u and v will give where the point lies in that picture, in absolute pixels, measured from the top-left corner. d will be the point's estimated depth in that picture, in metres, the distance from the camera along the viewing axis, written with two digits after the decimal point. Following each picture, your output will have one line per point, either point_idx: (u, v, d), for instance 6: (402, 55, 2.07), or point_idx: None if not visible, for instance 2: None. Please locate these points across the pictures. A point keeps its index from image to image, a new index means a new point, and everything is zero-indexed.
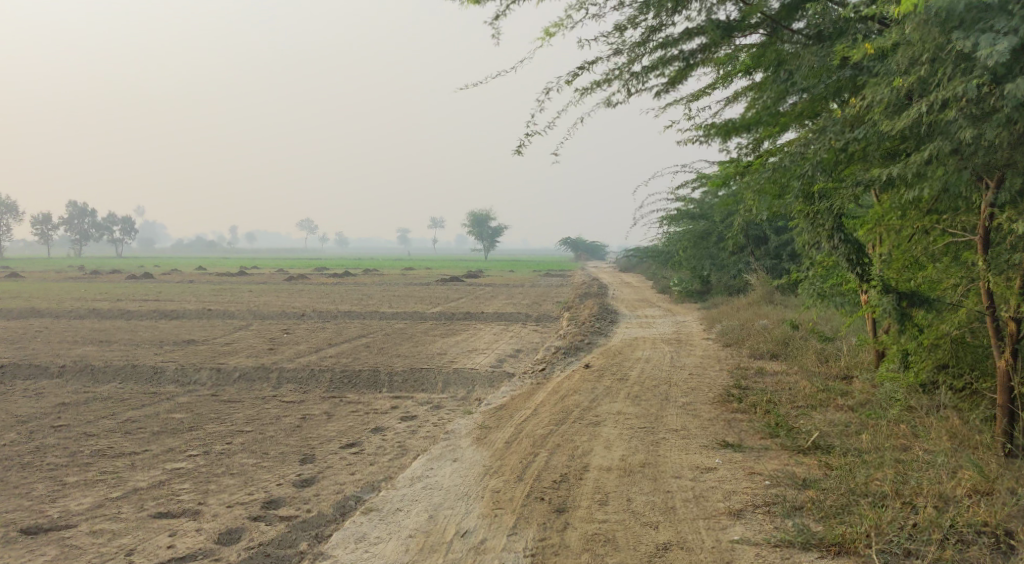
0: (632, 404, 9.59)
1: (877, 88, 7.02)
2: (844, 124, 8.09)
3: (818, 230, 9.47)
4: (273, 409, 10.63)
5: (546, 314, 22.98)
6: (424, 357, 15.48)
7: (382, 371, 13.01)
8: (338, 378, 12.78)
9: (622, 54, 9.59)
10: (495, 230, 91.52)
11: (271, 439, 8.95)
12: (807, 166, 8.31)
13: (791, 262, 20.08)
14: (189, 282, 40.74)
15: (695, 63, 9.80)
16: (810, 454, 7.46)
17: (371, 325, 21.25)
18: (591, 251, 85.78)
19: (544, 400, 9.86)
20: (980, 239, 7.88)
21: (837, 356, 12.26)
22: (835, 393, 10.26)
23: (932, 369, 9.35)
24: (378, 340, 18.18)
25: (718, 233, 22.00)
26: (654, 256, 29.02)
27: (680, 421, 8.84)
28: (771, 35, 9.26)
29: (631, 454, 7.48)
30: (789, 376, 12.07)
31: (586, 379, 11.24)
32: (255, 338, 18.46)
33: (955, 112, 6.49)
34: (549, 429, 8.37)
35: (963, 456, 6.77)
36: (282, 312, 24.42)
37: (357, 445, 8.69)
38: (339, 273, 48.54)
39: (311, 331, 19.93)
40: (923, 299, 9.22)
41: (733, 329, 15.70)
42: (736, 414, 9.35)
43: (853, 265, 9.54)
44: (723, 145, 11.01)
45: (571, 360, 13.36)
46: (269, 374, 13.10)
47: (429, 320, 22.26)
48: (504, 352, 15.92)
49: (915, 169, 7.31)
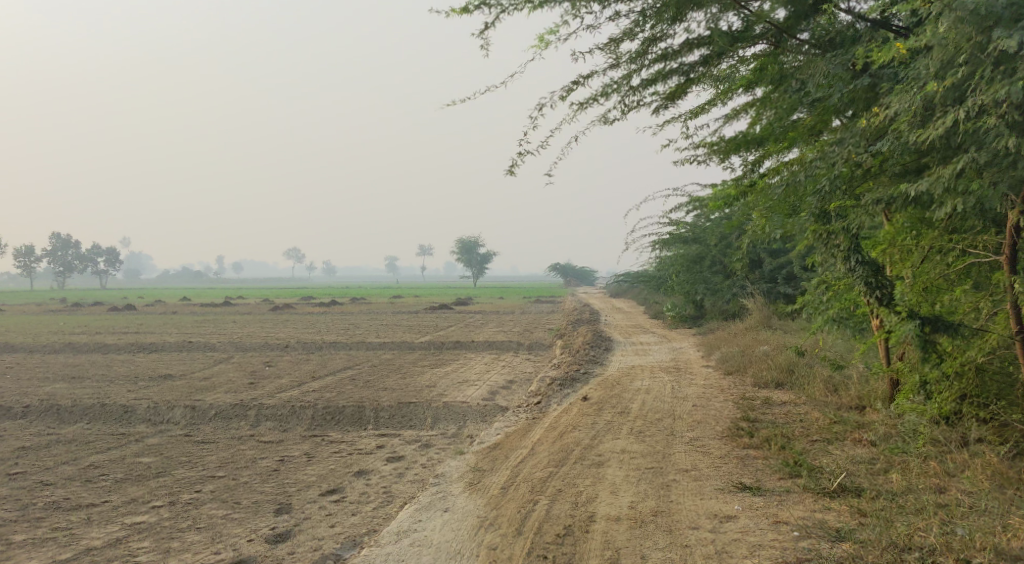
0: (636, 441, 8.88)
1: (905, 95, 6.44)
2: (863, 136, 7.50)
3: (834, 248, 8.98)
4: (249, 451, 9.85)
5: (538, 342, 22.26)
6: (412, 389, 14.73)
7: (367, 407, 12.24)
8: (320, 414, 12.01)
9: (618, 67, 9.00)
10: (484, 257, 91.01)
11: (244, 486, 8.20)
12: (825, 181, 7.71)
13: (788, 287, 19.46)
14: (172, 313, 39.89)
15: (696, 77, 9.22)
16: (838, 497, 6.78)
17: (357, 356, 20.47)
18: (579, 276, 85.22)
19: (541, 438, 9.16)
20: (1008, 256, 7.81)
21: (848, 384, 11.60)
22: (852, 425, 9.60)
23: (956, 400, 8.64)
24: (365, 372, 17.42)
25: (712, 258, 21.37)
26: (646, 282, 28.36)
27: (690, 459, 8.15)
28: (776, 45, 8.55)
29: (640, 501, 6.79)
30: (799, 407, 11.40)
31: (585, 412, 10.53)
32: (236, 372, 17.65)
33: (995, 119, 5.92)
34: (549, 471, 7.66)
35: (1010, 502, 6.17)
36: (265, 344, 23.58)
37: (338, 492, 7.95)
38: (325, 302, 47.69)
39: (295, 364, 19.16)
40: (947, 325, 8.52)
41: (734, 357, 15.04)
42: (748, 450, 8.67)
43: (873, 290, 8.88)
44: (724, 164, 10.42)
45: (568, 392, 12.64)
46: (247, 411, 12.31)
47: (417, 350, 21.51)
48: (497, 384, 15.20)
49: (947, 184, 6.69)
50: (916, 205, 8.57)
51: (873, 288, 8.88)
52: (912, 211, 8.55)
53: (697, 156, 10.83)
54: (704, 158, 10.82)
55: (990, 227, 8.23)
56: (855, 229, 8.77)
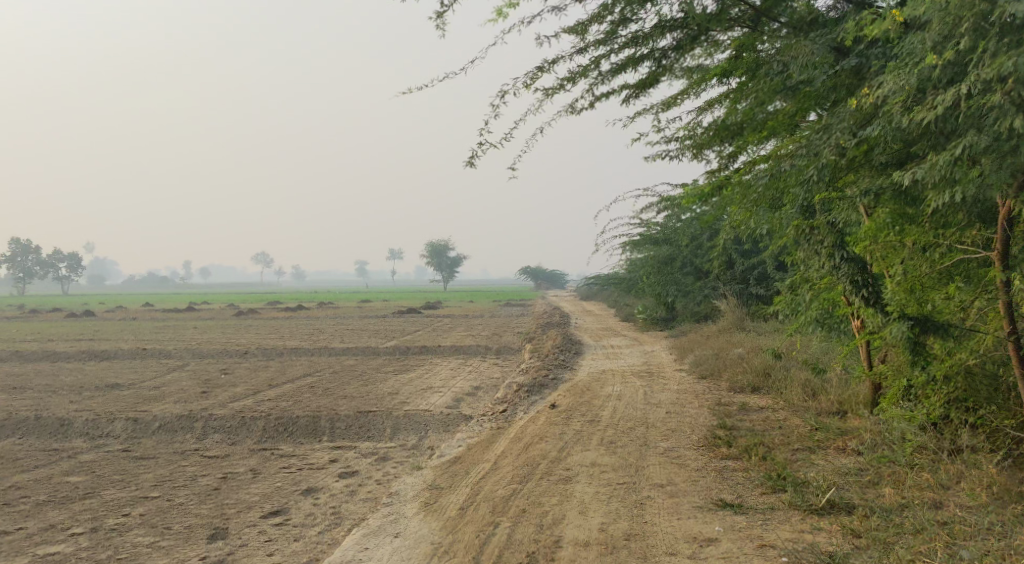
0: (607, 453, 8.27)
1: (900, 72, 5.93)
2: (851, 121, 6.94)
3: (817, 245, 8.61)
4: (190, 468, 9.10)
5: (506, 346, 21.60)
6: (374, 397, 14.03)
7: (323, 417, 11.52)
8: (272, 425, 11.26)
9: (587, 52, 8.44)
10: (454, 261, 90.30)
11: (178, 508, 7.47)
12: (811, 170, 7.12)
13: (760, 289, 18.99)
14: (131, 319, 38.82)
15: (668, 64, 8.67)
16: (827, 515, 6.24)
17: (319, 362, 19.69)
18: (549, 279, 84.71)
19: (505, 451, 8.52)
20: (1000, 250, 7.30)
21: (827, 389, 11.08)
22: (836, 432, 9.07)
23: (945, 405, 8.14)
24: (325, 379, 16.67)
25: (683, 259, 20.82)
26: (616, 283, 27.83)
27: (664, 472, 7.57)
28: (753, 30, 8.08)
29: (612, 523, 6.20)
30: (776, 412, 10.89)
31: (553, 421, 9.91)
32: (189, 380, 16.82)
33: (1001, 96, 5.42)
34: (512, 488, 7.02)
35: (1010, 522, 5.73)
36: (224, 350, 22.66)
37: (282, 513, 7.26)
38: (290, 307, 46.63)
39: (253, 371, 18.32)
40: (937, 325, 8.12)
41: (708, 360, 14.50)
42: (727, 460, 8.11)
43: (859, 287, 8.49)
44: (696, 158, 9.90)
45: (536, 399, 12.00)
46: (193, 423, 11.53)
47: (382, 356, 20.78)
48: (462, 390, 14.52)
49: (944, 171, 6.10)
50: (898, 200, 7.94)
51: (857, 287, 8.49)
52: (895, 205, 7.96)
53: (669, 151, 10.28)
54: (677, 154, 10.26)
55: (976, 221, 7.74)
56: (839, 225, 8.41)
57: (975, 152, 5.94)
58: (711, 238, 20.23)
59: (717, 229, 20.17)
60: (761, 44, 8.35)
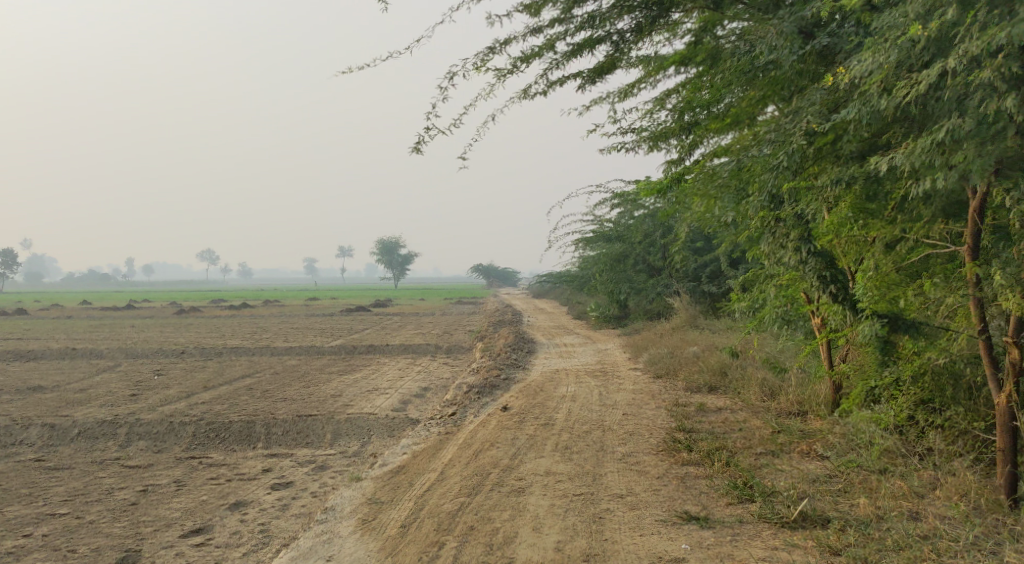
0: (562, 459, 7.72)
1: (879, 46, 5.51)
2: (821, 105, 6.50)
3: (782, 239, 7.99)
4: (106, 480, 8.32)
5: (456, 345, 20.97)
6: (315, 400, 13.28)
7: (258, 422, 10.75)
8: (202, 431, 10.47)
9: (542, 33, 7.91)
10: (406, 259, 89.25)
11: (89, 526, 6.78)
12: (779, 156, 6.61)
13: (714, 287, 18.66)
14: (63, 317, 37.22)
15: (626, 48, 8.20)
16: (800, 528, 5.79)
17: (259, 363, 18.82)
18: (502, 278, 84.03)
19: (453, 458, 7.92)
20: (971, 245, 6.79)
21: (785, 387, 10.70)
22: (799, 435, 8.63)
23: (912, 405, 7.79)
24: (265, 380, 15.83)
25: (636, 256, 20.41)
26: (568, 281, 27.38)
27: (624, 481, 7.07)
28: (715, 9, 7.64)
29: (569, 541, 5.74)
30: (734, 412, 10.46)
31: (505, 425, 9.33)
32: (118, 382, 15.86)
33: (990, 72, 5.06)
34: (459, 501, 6.46)
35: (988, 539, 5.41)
36: (159, 350, 21.59)
37: (205, 532, 6.62)
38: (233, 305, 45.25)
39: (188, 372, 17.37)
40: (908, 323, 7.51)
41: (663, 358, 14.08)
42: (687, 466, 7.61)
43: (826, 283, 7.97)
44: (650, 150, 9.48)
45: (486, 400, 11.39)
46: (116, 429, 10.68)
47: (326, 355, 19.98)
48: (409, 392, 13.87)
49: (924, 157, 5.63)
50: (858, 193, 7.58)
51: (825, 282, 8.06)
52: (855, 198, 7.62)
53: (625, 143, 9.82)
54: (632, 146, 9.80)
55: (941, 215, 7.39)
56: (807, 217, 7.76)
57: (956, 137, 5.52)
58: (664, 235, 19.87)
59: (671, 226, 19.81)
60: (721, 28, 7.93)
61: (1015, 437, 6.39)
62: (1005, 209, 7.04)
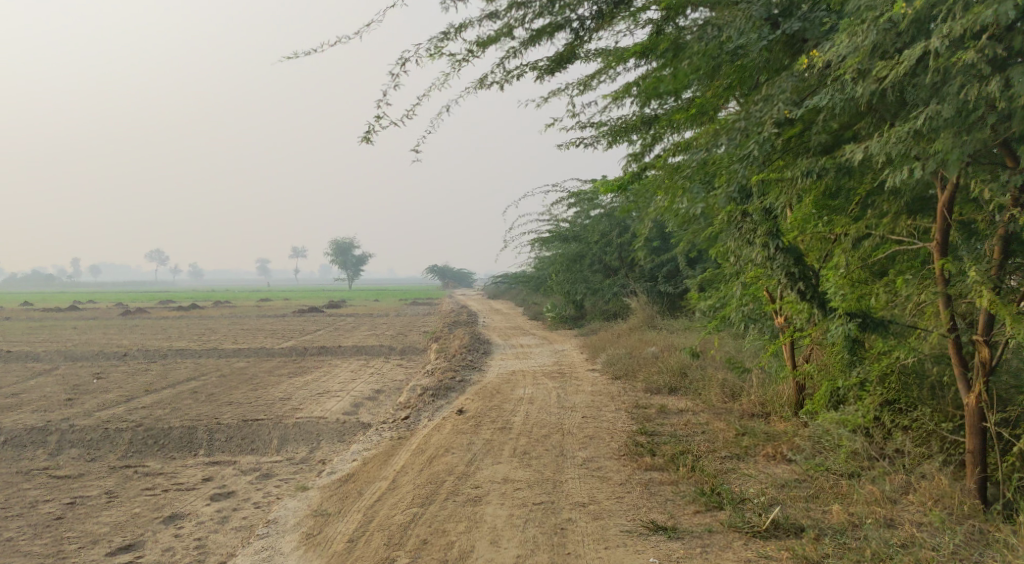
0: (521, 466, 7.34)
1: (857, 28, 5.29)
2: (792, 92, 6.26)
3: (749, 235, 7.38)
4: (31, 492, 7.75)
5: (410, 346, 20.50)
6: (262, 403, 12.71)
7: (200, 428, 10.19)
8: (139, 438, 9.89)
9: (499, 19, 7.54)
10: (360, 260, 88.22)
11: (7, 547, 6.27)
12: (750, 145, 6.32)
13: (672, 287, 18.46)
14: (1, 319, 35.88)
15: (587, 35, 7.92)
16: (772, 538, 5.52)
17: (206, 365, 18.14)
18: (457, 279, 83.45)
19: (406, 465, 7.51)
20: (939, 239, 6.55)
21: (747, 388, 10.46)
22: (763, 437, 8.34)
23: (879, 406, 7.57)
24: (210, 384, 15.19)
25: (593, 256, 20.12)
26: (524, 282, 27.04)
27: (586, 487, 6.73)
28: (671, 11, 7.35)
29: (529, 556, 5.41)
30: (696, 414, 10.19)
31: (460, 430, 8.93)
32: (55, 386, 15.08)
33: (973, 54, 4.86)
34: (412, 512, 6.07)
35: (965, 548, 5.21)
36: (100, 352, 20.73)
37: (137, 550, 6.17)
38: (181, 306, 44.11)
39: (130, 375, 16.64)
40: (877, 322, 7.21)
41: (621, 359, 13.80)
42: (651, 471, 7.29)
43: (795, 281, 7.42)
44: (609, 146, 9.24)
45: (441, 403, 10.97)
46: (47, 437, 10.04)
47: (277, 357, 19.34)
48: (361, 394, 13.40)
49: (901, 146, 5.40)
50: (821, 191, 7.54)
51: (793, 280, 7.42)
52: (817, 194, 7.50)
53: (583, 138, 9.55)
54: (591, 141, 9.51)
55: (906, 211, 7.17)
56: (775, 211, 7.22)
57: (935, 125, 5.29)
58: (621, 234, 19.62)
59: (628, 225, 19.57)
60: (683, 18, 7.57)
61: (984, 438, 6.20)
62: (972, 204, 6.85)
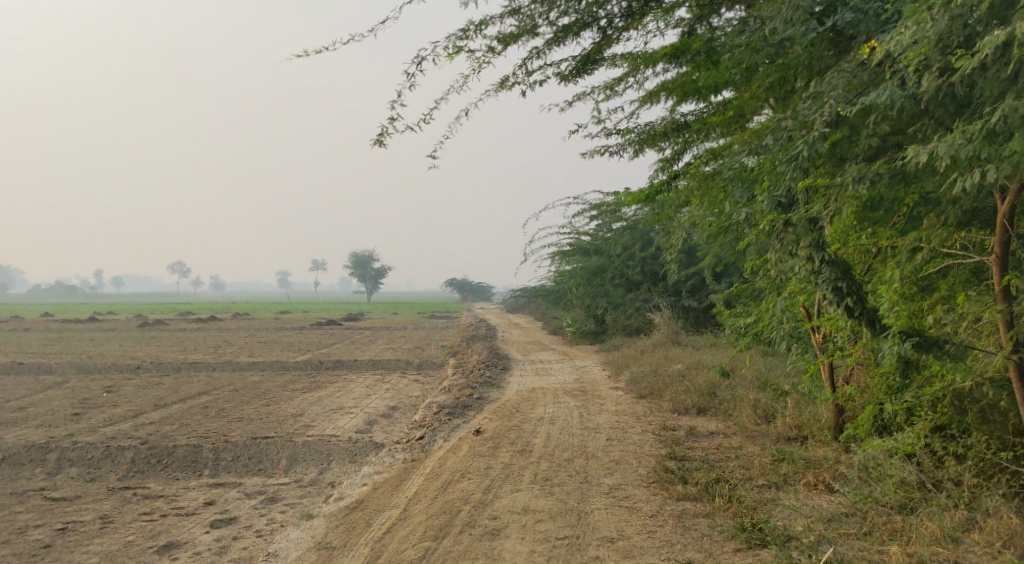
0: (541, 493, 6.83)
1: (926, 14, 4.79)
2: (844, 89, 5.75)
3: (791, 246, 6.81)
4: (23, 516, 7.34)
5: (428, 361, 20.00)
6: (273, 420, 12.24)
7: (206, 446, 9.72)
8: (142, 457, 9.43)
9: (521, 14, 7.07)
10: (379, 272, 88.00)
11: None
12: (799, 146, 5.78)
13: (696, 302, 17.88)
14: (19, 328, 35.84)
15: (615, 34, 7.45)
16: None
17: (219, 379, 17.72)
18: (477, 292, 82.99)
19: (419, 491, 7.01)
20: (1001, 250, 5.98)
21: (781, 411, 9.86)
22: (803, 464, 7.69)
23: (930, 433, 6.98)
24: (221, 399, 14.73)
25: (615, 270, 19.57)
26: (543, 296, 26.50)
27: (614, 520, 6.21)
28: (707, 5, 6.87)
29: None
30: (727, 437, 9.59)
31: (478, 452, 8.41)
32: (63, 400, 14.70)
33: None
34: (424, 547, 5.76)
35: None
36: (113, 365, 20.35)
37: None
38: (199, 317, 43.93)
39: (141, 389, 16.24)
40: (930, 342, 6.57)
41: (646, 377, 13.22)
42: (683, 502, 6.73)
43: (841, 297, 6.67)
44: (636, 155, 8.71)
45: (457, 422, 10.45)
46: (46, 454, 9.61)
47: (291, 371, 18.90)
48: (375, 411, 12.91)
49: (971, 146, 4.87)
50: (866, 200, 7.01)
51: (840, 296, 6.67)
52: (863, 204, 6.96)
53: (608, 146, 8.97)
54: (616, 150, 8.97)
55: (960, 223, 6.63)
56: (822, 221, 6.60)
57: (1011, 122, 4.76)
58: (644, 248, 19.06)
59: (651, 238, 19.04)
60: (717, 17, 7.09)
61: None
62: None
